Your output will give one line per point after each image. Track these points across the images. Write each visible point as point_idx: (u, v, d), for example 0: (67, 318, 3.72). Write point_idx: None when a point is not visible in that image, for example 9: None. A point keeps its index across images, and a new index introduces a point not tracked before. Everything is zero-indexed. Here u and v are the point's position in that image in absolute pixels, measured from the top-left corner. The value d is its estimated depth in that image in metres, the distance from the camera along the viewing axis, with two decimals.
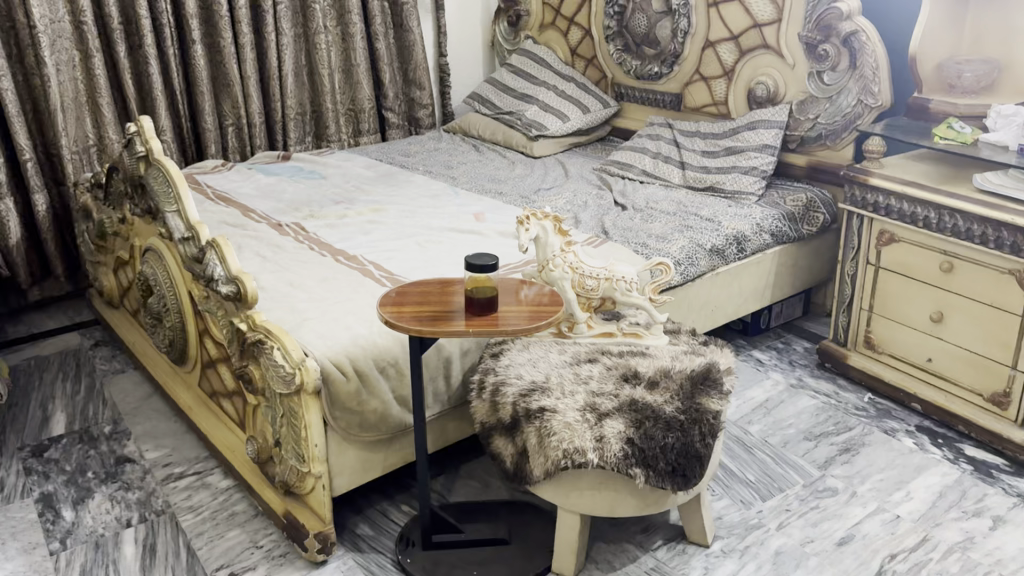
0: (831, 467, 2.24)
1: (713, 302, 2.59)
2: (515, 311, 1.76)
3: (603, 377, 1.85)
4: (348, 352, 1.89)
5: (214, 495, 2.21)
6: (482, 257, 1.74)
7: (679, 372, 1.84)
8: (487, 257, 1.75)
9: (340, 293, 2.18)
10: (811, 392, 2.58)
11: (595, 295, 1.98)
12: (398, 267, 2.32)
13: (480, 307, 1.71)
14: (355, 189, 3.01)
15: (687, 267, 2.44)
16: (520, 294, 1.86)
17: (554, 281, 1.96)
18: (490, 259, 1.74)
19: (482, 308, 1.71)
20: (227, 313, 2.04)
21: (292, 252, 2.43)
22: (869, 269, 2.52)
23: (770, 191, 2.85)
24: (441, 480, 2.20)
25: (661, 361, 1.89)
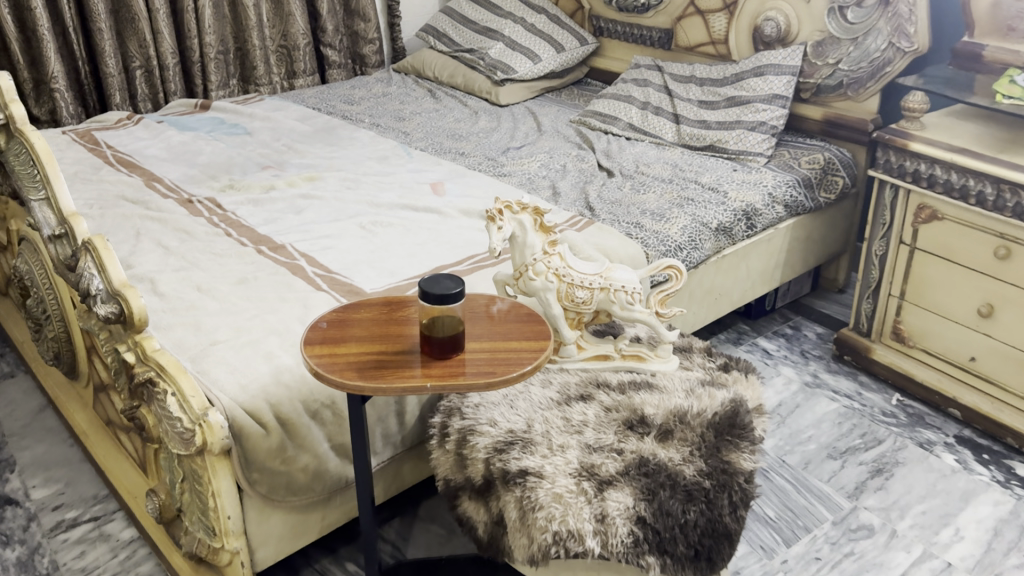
0: (864, 497, 1.88)
1: (718, 290, 2.18)
2: (493, 344, 1.31)
3: (600, 423, 1.43)
4: (268, 394, 1.45)
5: (114, 552, 1.78)
6: (441, 282, 1.26)
7: (699, 414, 1.44)
8: (450, 279, 1.27)
9: (262, 302, 1.72)
10: (829, 394, 2.21)
11: (587, 309, 1.55)
12: (336, 262, 1.86)
13: (443, 346, 1.26)
14: (286, 149, 2.51)
15: (690, 253, 2.03)
16: (498, 314, 1.41)
17: (535, 292, 1.53)
18: (452, 281, 1.27)
19: (444, 348, 1.26)
20: (112, 337, 1.59)
21: (204, 241, 1.95)
22: (902, 250, 2.14)
23: (781, 150, 2.42)
24: (395, 526, 1.80)
25: (674, 398, 1.47)
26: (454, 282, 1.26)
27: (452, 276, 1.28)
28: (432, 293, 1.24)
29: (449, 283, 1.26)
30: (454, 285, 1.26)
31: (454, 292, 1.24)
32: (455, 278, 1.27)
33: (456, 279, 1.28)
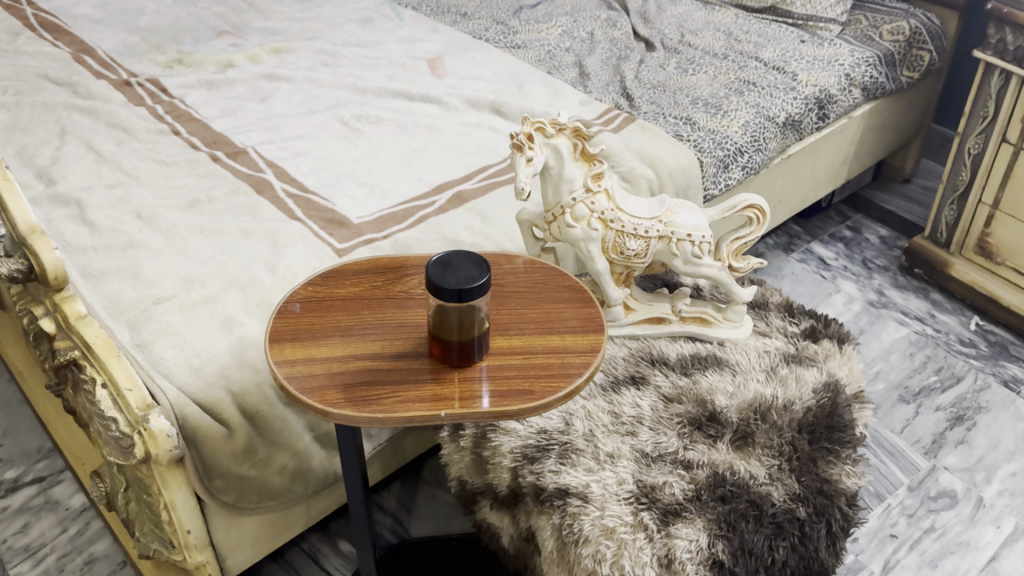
0: (943, 454, 1.60)
1: (777, 195, 1.81)
2: (528, 341, 0.97)
3: (660, 421, 1.11)
4: (230, 380, 1.13)
5: (63, 526, 1.50)
6: (457, 267, 0.89)
7: (787, 409, 1.12)
8: (469, 260, 0.90)
9: (221, 237, 1.36)
10: (897, 320, 1.90)
11: (640, 262, 1.20)
12: (316, 177, 1.49)
13: (460, 352, 0.92)
14: (249, 7, 2.05)
15: (751, 157, 1.65)
16: (530, 285, 1.05)
17: (574, 242, 1.18)
18: (472, 264, 0.90)
19: (462, 354, 0.92)
20: (27, 292, 1.23)
21: (147, 145, 1.56)
22: (1003, 150, 1.75)
23: (856, 14, 1.98)
24: (395, 493, 1.54)
25: (752, 385, 1.15)
26: (475, 267, 0.89)
27: (472, 253, 0.91)
28: (446, 286, 0.87)
29: (470, 270, 0.89)
30: (476, 270, 0.89)
31: (477, 281, 0.88)
32: (476, 259, 0.91)
33: (479, 257, 0.91)
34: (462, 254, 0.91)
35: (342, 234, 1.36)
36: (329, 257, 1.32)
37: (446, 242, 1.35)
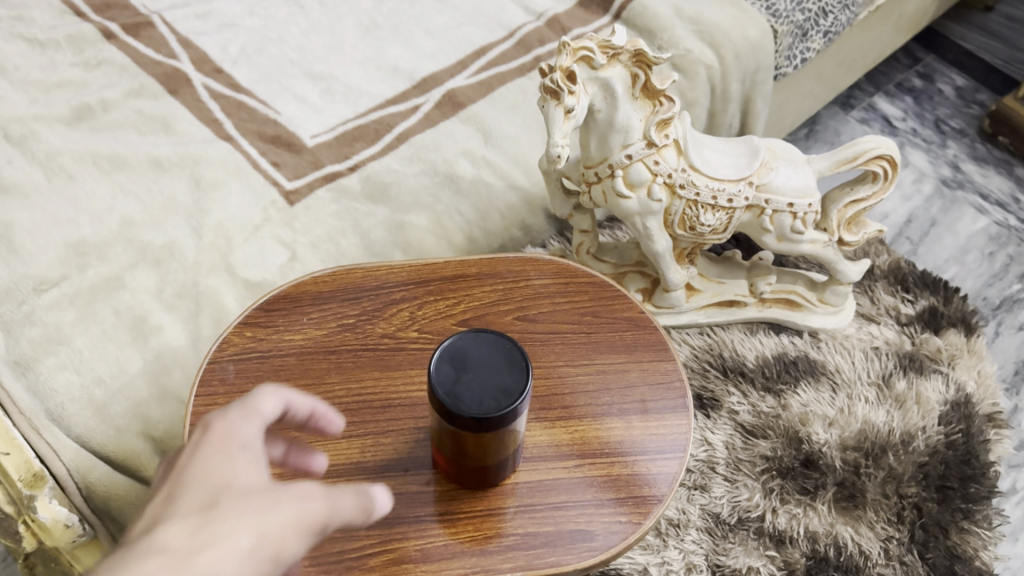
0: None
1: (854, 56, 1.41)
2: (578, 433, 0.65)
3: (740, 469, 0.83)
4: (149, 421, 0.81)
5: None
6: (480, 371, 0.56)
7: (906, 450, 0.84)
8: (498, 354, 0.57)
9: (124, 171, 0.97)
10: (974, 207, 1.58)
11: (716, 237, 0.86)
12: (254, 66, 1.08)
13: (480, 474, 0.60)
14: None
15: (837, 18, 1.20)
16: (574, 321, 0.71)
17: (625, 215, 0.83)
18: (503, 363, 0.56)
19: (485, 476, 0.61)
20: None
21: (10, 10, 1.11)
22: None
23: None
24: None
25: (859, 409, 0.86)
26: (507, 369, 0.56)
27: (500, 339, 0.57)
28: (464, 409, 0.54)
29: (499, 374, 0.56)
30: (510, 375, 0.56)
31: (514, 399, 0.55)
32: (509, 350, 0.57)
33: (512, 343, 0.57)
34: (486, 340, 0.57)
35: (292, 165, 0.98)
36: (275, 206, 0.95)
37: (437, 178, 0.99)
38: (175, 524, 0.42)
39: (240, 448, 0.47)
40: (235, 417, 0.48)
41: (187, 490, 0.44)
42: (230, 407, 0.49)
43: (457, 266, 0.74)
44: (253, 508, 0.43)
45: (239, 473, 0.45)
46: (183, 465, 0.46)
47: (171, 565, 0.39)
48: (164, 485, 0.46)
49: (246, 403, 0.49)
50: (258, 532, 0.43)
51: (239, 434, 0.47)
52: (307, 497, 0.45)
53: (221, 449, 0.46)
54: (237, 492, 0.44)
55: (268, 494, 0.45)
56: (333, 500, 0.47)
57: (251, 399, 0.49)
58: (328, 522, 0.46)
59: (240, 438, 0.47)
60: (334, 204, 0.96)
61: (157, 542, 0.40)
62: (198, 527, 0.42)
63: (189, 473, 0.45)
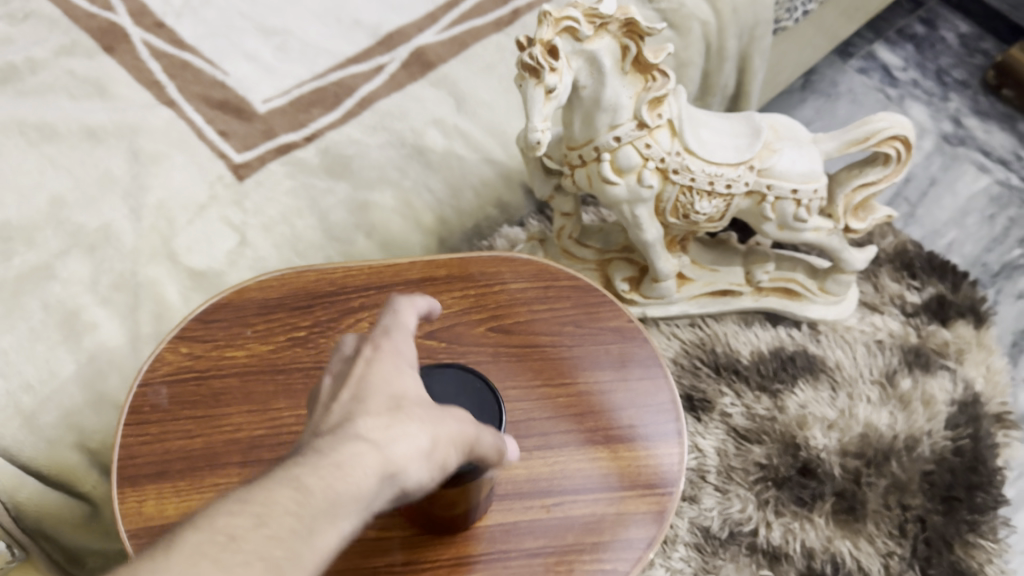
0: None
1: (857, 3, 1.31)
2: (556, 466, 0.58)
3: (731, 479, 0.77)
4: (85, 432, 0.74)
5: None
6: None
7: (910, 456, 0.78)
8: (463, 394, 0.50)
9: (55, 142, 0.86)
10: (976, 165, 1.50)
11: (711, 225, 0.78)
12: (199, 18, 0.97)
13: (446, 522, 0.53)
14: None
15: None
16: (554, 333, 0.64)
17: (612, 203, 0.75)
18: (469, 404, 0.50)
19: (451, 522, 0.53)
20: None
21: None
22: None
23: None
24: None
25: (860, 411, 0.80)
26: (474, 412, 0.50)
27: (466, 376, 0.51)
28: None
29: (464, 418, 0.49)
30: (477, 419, 0.49)
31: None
32: (477, 389, 0.51)
33: (481, 381, 0.51)
34: (451, 378, 0.51)
35: (242, 136, 0.88)
36: (223, 182, 0.86)
37: (403, 150, 0.91)
38: (367, 416, 0.40)
39: (408, 364, 0.45)
40: (393, 334, 0.46)
41: (366, 383, 0.42)
42: (384, 324, 0.46)
43: (423, 267, 0.66)
44: (429, 416, 0.42)
45: (409, 378, 0.44)
46: (357, 369, 0.43)
47: (375, 453, 0.38)
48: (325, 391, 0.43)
49: (397, 320, 0.47)
50: (433, 436, 0.41)
51: (403, 351, 0.45)
52: (466, 420, 0.44)
53: (393, 361, 0.44)
54: (415, 398, 0.43)
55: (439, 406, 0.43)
56: (478, 427, 0.45)
57: (394, 317, 0.47)
58: (477, 442, 0.45)
59: (404, 352, 0.45)
60: (289, 180, 0.86)
61: (355, 427, 0.39)
62: (391, 421, 0.40)
63: (367, 372, 0.43)
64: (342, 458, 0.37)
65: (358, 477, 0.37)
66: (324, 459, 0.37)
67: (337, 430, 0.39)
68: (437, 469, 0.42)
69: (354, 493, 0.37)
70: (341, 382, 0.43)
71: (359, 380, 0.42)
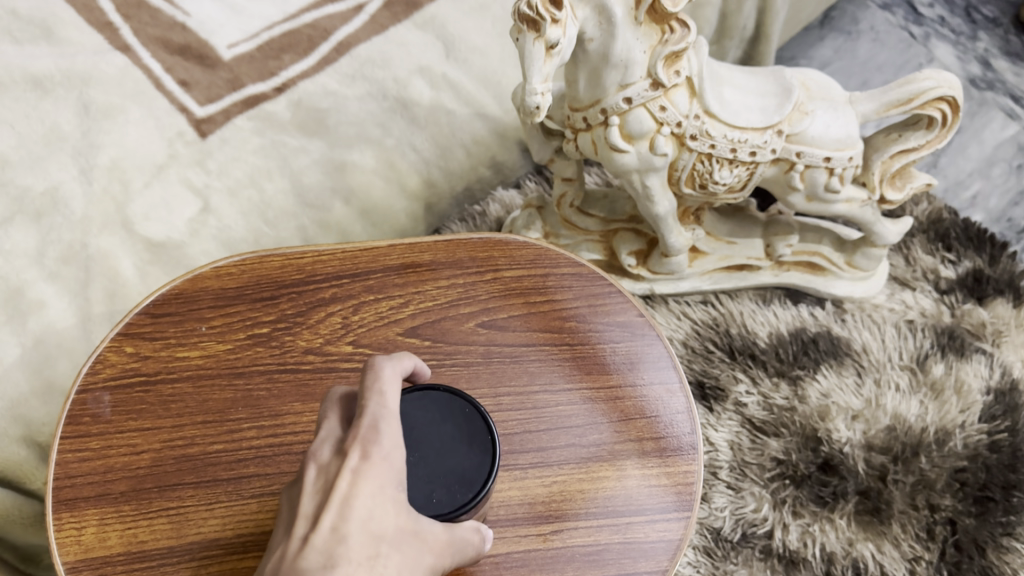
0: None
1: None
2: (556, 487, 0.51)
3: (746, 475, 0.70)
4: (32, 424, 0.66)
5: None
6: (430, 451, 0.40)
7: (941, 450, 0.71)
8: (453, 422, 0.41)
9: None
10: (1004, 111, 1.40)
11: (731, 195, 0.70)
12: None
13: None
14: None
15: None
16: (554, 330, 0.56)
17: (621, 171, 0.66)
18: (459, 435, 0.41)
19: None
20: None
21: None
22: None
23: None
24: None
25: (889, 401, 0.73)
26: (466, 443, 0.40)
27: (455, 399, 0.42)
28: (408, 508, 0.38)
29: (454, 452, 0.40)
30: (468, 453, 0.40)
31: (476, 487, 0.39)
32: (466, 415, 0.41)
33: (468, 404, 0.42)
34: (434, 406, 0.42)
35: (205, 86, 0.79)
36: (184, 140, 0.76)
37: (385, 103, 0.81)
38: (348, 562, 0.33)
39: (400, 478, 0.36)
40: (384, 437, 0.37)
41: (350, 508, 0.34)
42: (371, 416, 0.38)
43: (405, 252, 0.58)
44: (408, 560, 0.34)
45: (399, 503, 0.36)
46: (340, 487, 0.35)
47: None
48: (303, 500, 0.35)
49: (388, 409, 0.38)
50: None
51: (391, 459, 0.36)
52: (444, 550, 0.37)
53: (381, 478, 0.35)
54: (398, 533, 0.35)
55: (422, 534, 0.36)
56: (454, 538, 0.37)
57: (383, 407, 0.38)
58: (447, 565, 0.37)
59: (394, 461, 0.36)
60: (258, 137, 0.78)
61: None
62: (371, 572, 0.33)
63: (351, 496, 0.35)
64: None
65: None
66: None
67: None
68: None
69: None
70: (321, 497, 0.35)
71: (341, 503, 0.34)
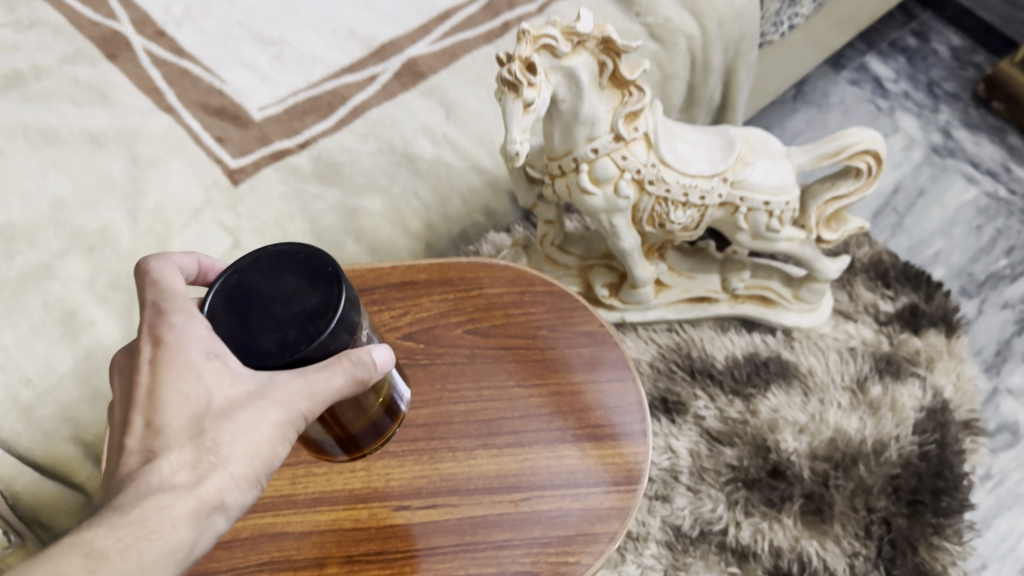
0: (1007, 372, 1.32)
1: (845, 17, 1.33)
2: (525, 463, 0.61)
3: (703, 479, 0.79)
4: (80, 425, 0.76)
5: None
6: (268, 293, 0.44)
7: (877, 459, 0.80)
8: (292, 269, 0.45)
9: (58, 147, 0.89)
10: (964, 176, 1.52)
11: (687, 233, 0.81)
12: (199, 28, 1.00)
13: (372, 431, 0.56)
14: None
15: None
16: (528, 335, 0.66)
17: (591, 211, 0.78)
18: (300, 280, 0.45)
19: (377, 431, 0.57)
20: None
21: None
22: None
23: None
24: None
25: (831, 415, 0.82)
26: (307, 284, 0.45)
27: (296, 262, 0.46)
28: (262, 357, 0.43)
29: (298, 292, 0.44)
30: (312, 292, 0.44)
31: (316, 326, 0.43)
32: (305, 264, 0.46)
33: (312, 262, 0.46)
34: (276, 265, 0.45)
35: (237, 141, 0.91)
36: (218, 187, 0.89)
37: (393, 157, 0.94)
38: (167, 452, 0.43)
39: (207, 350, 0.44)
40: (177, 319, 0.45)
41: (159, 403, 0.43)
42: (156, 303, 0.46)
43: (404, 271, 0.69)
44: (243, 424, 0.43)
45: (211, 373, 0.44)
46: (143, 383, 0.44)
47: (182, 499, 0.41)
48: (129, 400, 0.46)
49: (172, 294, 0.47)
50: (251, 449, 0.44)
51: (195, 336, 0.44)
52: (294, 398, 0.43)
53: (181, 365, 0.44)
54: (222, 405, 0.43)
55: (257, 389, 0.43)
56: (311, 381, 0.43)
57: (165, 292, 0.47)
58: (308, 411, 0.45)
59: (194, 337, 0.44)
60: (282, 185, 0.90)
61: (157, 477, 0.42)
62: (196, 456, 0.43)
63: (157, 387, 0.44)
64: (147, 513, 0.40)
65: (169, 531, 0.41)
66: (123, 519, 0.40)
67: (137, 478, 0.41)
68: (263, 468, 0.45)
69: (168, 546, 0.40)
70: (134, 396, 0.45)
71: (150, 400, 0.44)
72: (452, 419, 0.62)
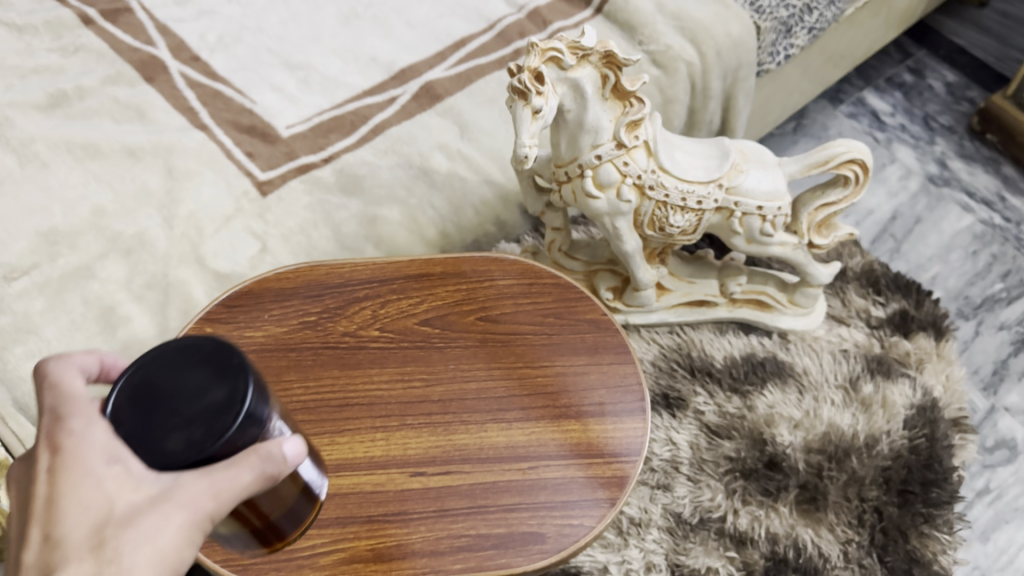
0: (1005, 391, 1.35)
1: (841, 51, 1.39)
2: (533, 435, 0.65)
3: (702, 470, 0.83)
4: None
5: None
6: (167, 392, 0.41)
7: (869, 453, 0.84)
8: (195, 362, 0.42)
9: (99, 160, 0.96)
10: (960, 205, 1.57)
11: (685, 237, 0.87)
12: (231, 53, 1.07)
13: (293, 519, 0.50)
14: None
15: (823, 15, 1.18)
16: (535, 322, 0.72)
17: (595, 215, 0.83)
18: (208, 373, 0.42)
19: (298, 518, 0.51)
20: None
21: None
22: None
23: None
24: None
25: (824, 412, 0.87)
26: (215, 377, 0.41)
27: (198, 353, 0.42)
28: (165, 457, 0.39)
29: (204, 386, 0.41)
30: (220, 385, 0.41)
31: (224, 416, 0.40)
32: (214, 353, 0.42)
33: (211, 350, 0.43)
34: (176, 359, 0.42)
35: (266, 156, 0.98)
36: (248, 197, 0.95)
37: (411, 171, 1.00)
38: (62, 564, 0.36)
39: (105, 456, 0.38)
40: (73, 421, 0.40)
41: (54, 512, 0.37)
42: (49, 406, 0.41)
43: (421, 264, 0.75)
44: (145, 530, 0.37)
45: (111, 477, 0.38)
46: (39, 494, 0.38)
47: None
48: (22, 516, 0.39)
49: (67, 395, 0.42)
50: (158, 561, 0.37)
51: (91, 442, 0.39)
52: (200, 498, 0.38)
53: (76, 470, 0.38)
54: (125, 509, 0.37)
55: (161, 492, 0.38)
56: (216, 479, 0.38)
57: (60, 395, 0.41)
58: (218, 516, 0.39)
59: (94, 440, 0.39)
60: (307, 196, 0.96)
61: None
62: (96, 565, 0.36)
63: (53, 497, 0.38)
64: None
65: None
66: None
67: None
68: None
69: None
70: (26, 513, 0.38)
71: (46, 508, 0.37)
72: (465, 396, 0.67)
